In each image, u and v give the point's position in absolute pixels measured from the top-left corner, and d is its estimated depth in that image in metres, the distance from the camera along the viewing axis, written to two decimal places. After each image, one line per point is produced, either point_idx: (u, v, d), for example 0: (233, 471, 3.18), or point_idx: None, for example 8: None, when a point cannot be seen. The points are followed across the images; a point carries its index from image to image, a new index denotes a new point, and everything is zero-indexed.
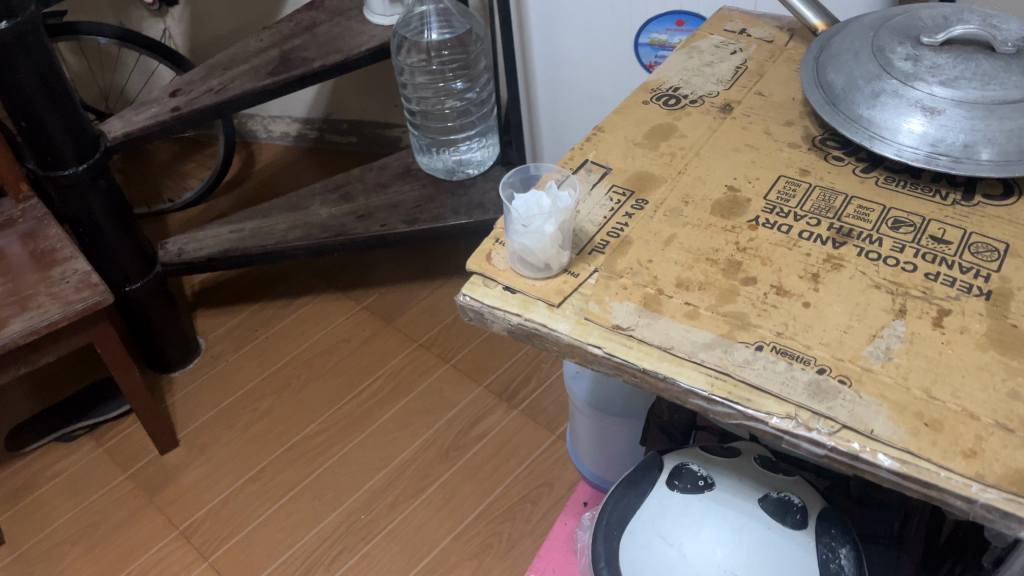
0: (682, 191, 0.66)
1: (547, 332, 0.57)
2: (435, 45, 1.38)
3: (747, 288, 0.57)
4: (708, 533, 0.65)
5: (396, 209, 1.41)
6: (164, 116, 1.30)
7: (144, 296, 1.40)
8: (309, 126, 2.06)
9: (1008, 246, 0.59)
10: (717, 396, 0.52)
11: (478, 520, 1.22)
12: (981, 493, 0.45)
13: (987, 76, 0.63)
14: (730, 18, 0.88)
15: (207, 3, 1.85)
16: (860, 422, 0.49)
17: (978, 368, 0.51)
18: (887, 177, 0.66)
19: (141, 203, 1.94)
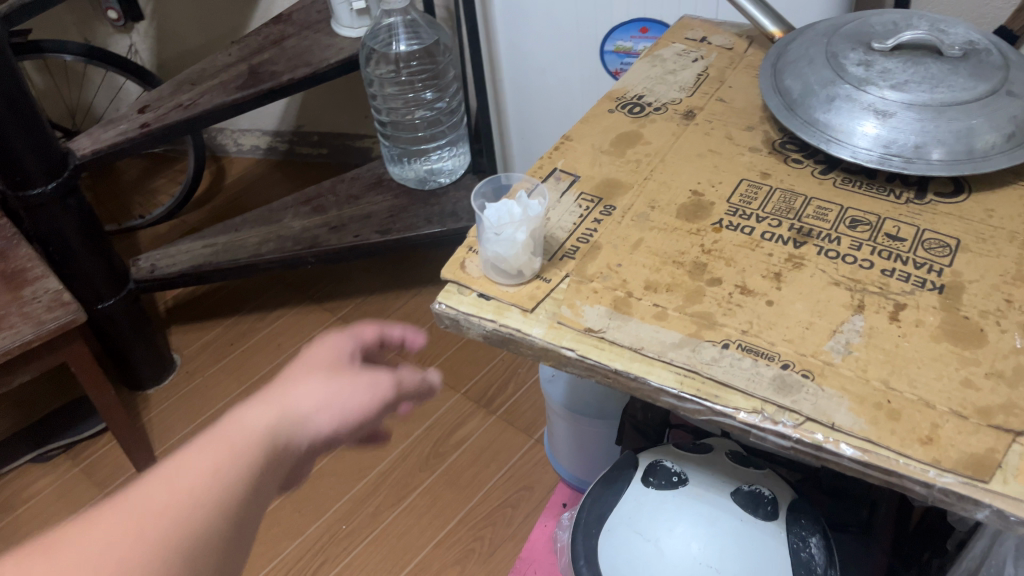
0: (649, 196, 0.68)
1: (521, 336, 0.59)
2: (404, 56, 1.39)
3: (712, 289, 0.60)
4: (683, 527, 0.67)
5: (369, 220, 1.42)
6: (133, 133, 1.30)
7: (116, 313, 1.40)
8: (279, 139, 2.06)
9: (959, 241, 0.62)
10: (686, 393, 0.53)
11: (460, 525, 1.23)
12: (938, 478, 0.48)
13: (935, 79, 0.66)
14: (691, 26, 0.91)
15: (173, 17, 1.85)
16: (823, 414, 0.51)
17: (933, 359, 0.53)
18: (845, 178, 0.69)
19: (112, 220, 1.93)
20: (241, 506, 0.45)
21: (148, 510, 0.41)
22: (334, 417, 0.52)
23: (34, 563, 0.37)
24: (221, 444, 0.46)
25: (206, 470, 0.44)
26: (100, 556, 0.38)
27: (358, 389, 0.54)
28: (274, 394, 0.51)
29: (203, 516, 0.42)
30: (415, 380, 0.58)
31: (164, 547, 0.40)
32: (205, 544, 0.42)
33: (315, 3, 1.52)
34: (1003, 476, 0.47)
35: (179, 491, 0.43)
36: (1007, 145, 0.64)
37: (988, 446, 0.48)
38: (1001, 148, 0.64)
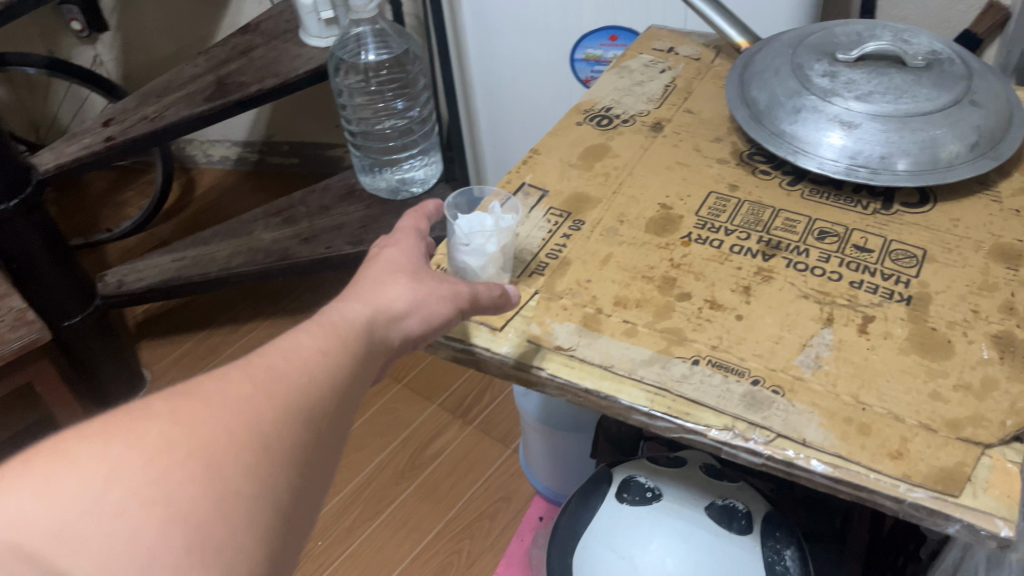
0: (617, 210, 0.68)
1: (491, 356, 0.58)
2: (373, 66, 1.38)
3: (682, 304, 0.59)
4: (657, 544, 0.67)
5: (340, 231, 1.41)
6: (97, 147, 1.27)
7: (84, 330, 1.38)
8: (249, 149, 2.04)
9: (925, 252, 0.62)
10: (657, 411, 0.53)
11: (437, 539, 1.22)
12: (909, 492, 0.47)
13: (899, 89, 0.66)
14: (658, 37, 0.91)
15: (138, 27, 1.82)
16: (794, 430, 0.51)
17: (901, 372, 0.53)
18: (812, 189, 0.69)
19: (78, 234, 1.90)
20: (348, 388, 0.45)
21: (271, 375, 0.42)
22: (419, 320, 0.52)
23: (171, 411, 0.38)
24: (331, 329, 0.47)
25: (319, 349, 0.45)
26: (233, 408, 0.39)
27: (442, 296, 0.54)
28: (368, 291, 0.52)
29: (319, 387, 0.43)
30: (496, 294, 0.57)
31: (287, 411, 0.41)
32: (322, 415, 0.43)
33: (283, 13, 1.50)
34: (973, 490, 0.47)
35: (297, 359, 0.44)
36: (971, 155, 0.65)
37: (957, 460, 0.48)
38: (966, 157, 0.65)
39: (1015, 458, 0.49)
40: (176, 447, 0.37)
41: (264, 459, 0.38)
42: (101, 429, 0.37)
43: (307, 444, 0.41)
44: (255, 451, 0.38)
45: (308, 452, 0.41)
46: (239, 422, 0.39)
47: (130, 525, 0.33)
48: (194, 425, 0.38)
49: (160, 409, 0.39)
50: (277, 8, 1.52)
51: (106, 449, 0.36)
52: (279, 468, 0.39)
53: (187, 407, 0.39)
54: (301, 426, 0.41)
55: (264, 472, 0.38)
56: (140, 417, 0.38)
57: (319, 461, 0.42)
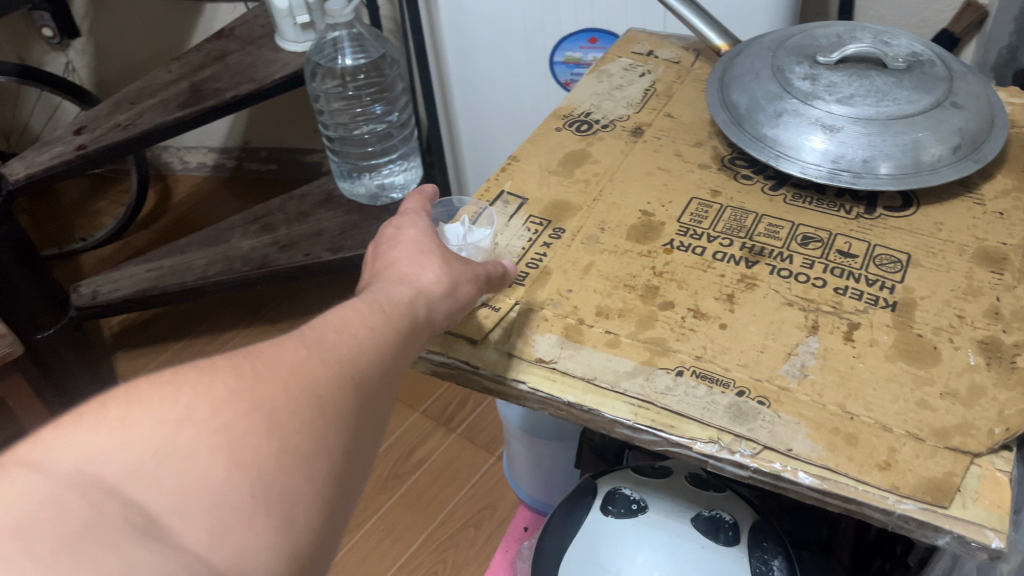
0: (598, 217, 0.66)
1: (471, 370, 0.57)
2: (350, 70, 1.36)
3: (665, 313, 0.58)
4: (644, 557, 0.66)
5: (319, 237, 1.38)
6: (68, 155, 1.24)
7: (57, 342, 1.36)
8: (226, 155, 2.02)
9: (909, 257, 0.61)
10: (641, 425, 0.52)
11: (421, 549, 1.20)
12: (898, 504, 0.47)
13: (880, 92, 0.65)
14: (638, 40, 0.90)
15: (111, 33, 1.79)
16: (780, 442, 0.50)
17: (888, 380, 0.53)
18: (795, 194, 0.68)
19: (52, 244, 1.87)
20: (398, 365, 0.46)
21: (330, 343, 0.43)
22: (454, 302, 0.53)
23: (236, 367, 0.39)
24: (383, 305, 0.48)
25: (371, 324, 0.46)
26: (295, 371, 0.40)
27: (470, 277, 0.54)
28: (408, 269, 0.52)
29: (372, 361, 0.44)
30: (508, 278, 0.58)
31: (341, 380, 0.41)
32: (374, 388, 0.43)
33: (257, 17, 1.48)
34: (962, 500, 0.46)
35: (351, 330, 0.44)
36: (954, 157, 0.64)
37: (946, 470, 0.47)
38: (949, 160, 0.64)
39: (1003, 467, 0.48)
40: (242, 401, 0.37)
41: (319, 426, 0.39)
42: (171, 375, 0.37)
43: (358, 414, 0.42)
44: (312, 416, 0.39)
45: (359, 422, 0.41)
46: (300, 386, 0.39)
47: (198, 475, 0.34)
48: (258, 382, 0.38)
49: (226, 364, 0.39)
50: (252, 12, 1.50)
51: (177, 395, 0.36)
52: (332, 435, 0.39)
53: (252, 364, 0.39)
54: (353, 396, 0.41)
55: (319, 438, 0.38)
56: (208, 369, 0.38)
57: (367, 432, 0.42)
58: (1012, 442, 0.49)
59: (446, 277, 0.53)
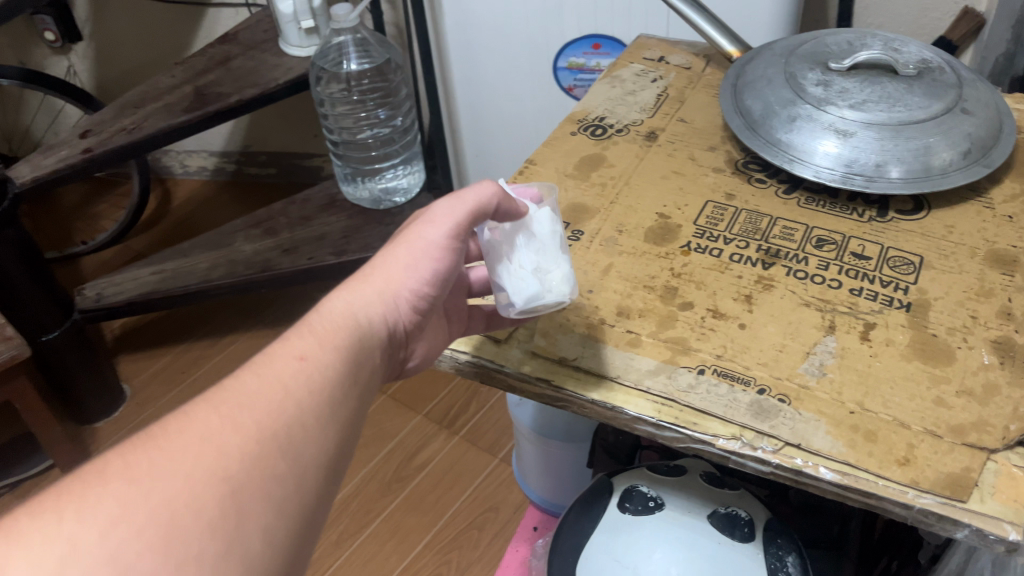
0: (616, 220, 0.68)
1: (496, 369, 0.59)
2: (355, 75, 1.37)
3: (685, 313, 0.59)
4: (660, 554, 0.67)
5: (322, 241, 1.38)
6: (74, 159, 1.24)
7: (61, 347, 1.36)
8: (226, 159, 2.02)
9: (922, 259, 0.62)
10: (664, 422, 0.53)
11: (426, 550, 1.21)
12: (917, 499, 0.48)
13: (892, 98, 0.67)
14: (648, 46, 0.91)
15: (113, 37, 1.79)
16: (802, 439, 0.51)
17: (905, 379, 0.54)
18: (808, 198, 0.69)
19: (52, 247, 1.87)
20: (340, 395, 0.45)
21: (247, 403, 0.41)
22: (408, 281, 0.53)
23: (133, 466, 0.37)
24: (314, 331, 0.47)
25: (300, 354, 0.45)
26: (201, 453, 0.38)
27: (422, 242, 0.54)
28: (355, 279, 0.53)
29: (304, 404, 0.43)
30: (470, 210, 0.56)
31: (254, 453, 0.39)
32: (308, 433, 0.42)
33: (261, 22, 1.48)
34: (980, 495, 0.48)
35: (266, 390, 0.42)
36: (964, 162, 0.66)
37: (963, 466, 0.49)
38: (959, 165, 0.65)
39: (1019, 463, 0.49)
40: (138, 510, 0.35)
41: (237, 503, 0.37)
42: (54, 500, 0.35)
43: (292, 467, 0.40)
44: (229, 496, 0.37)
45: (288, 489, 0.40)
46: (210, 466, 0.38)
47: None
48: (157, 480, 0.36)
49: (119, 466, 0.37)
50: (255, 17, 1.50)
51: (59, 524, 0.34)
52: (255, 507, 0.38)
53: (152, 456, 0.37)
54: (279, 452, 0.40)
55: (240, 514, 0.37)
56: (101, 476, 0.36)
57: (311, 481, 0.41)
58: None
59: (392, 270, 0.53)
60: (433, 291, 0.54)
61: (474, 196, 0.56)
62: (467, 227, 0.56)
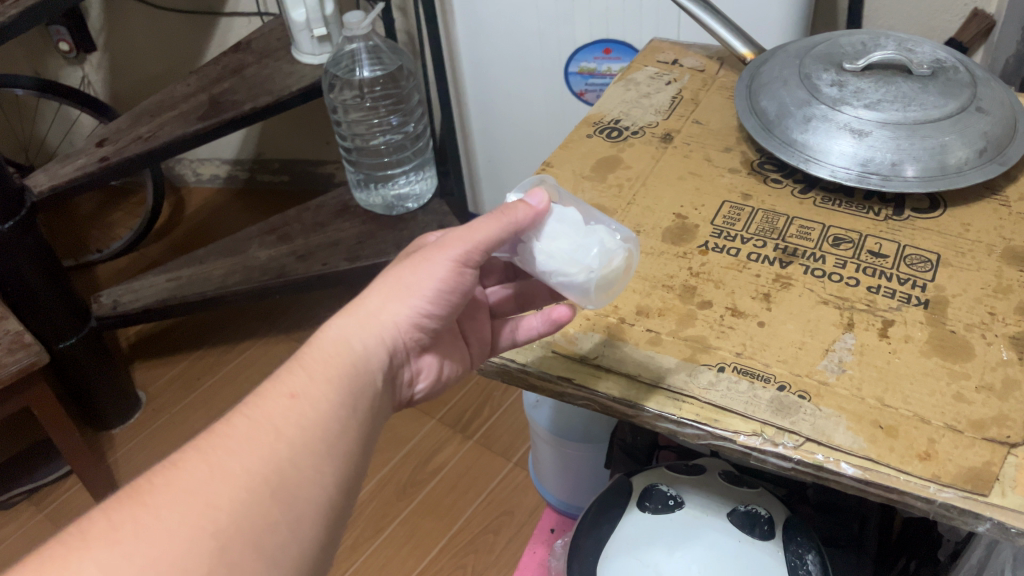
0: (633, 221, 0.68)
1: (517, 367, 0.60)
2: (367, 82, 1.36)
3: (704, 312, 0.60)
4: (683, 550, 0.68)
5: (336, 247, 1.38)
6: (91, 167, 1.25)
7: (79, 353, 1.36)
8: (238, 167, 2.03)
9: (939, 256, 0.63)
10: (686, 419, 0.54)
11: (442, 554, 1.22)
12: (938, 493, 0.48)
13: (907, 98, 0.67)
14: (661, 49, 0.92)
15: (127, 47, 1.81)
16: (823, 434, 0.51)
17: (924, 374, 0.54)
18: (824, 197, 0.70)
19: (68, 255, 1.88)
20: (337, 428, 0.47)
21: (235, 450, 0.43)
22: (416, 297, 0.53)
23: (117, 528, 0.39)
24: (305, 364, 0.49)
25: (291, 391, 0.47)
26: (186, 512, 0.40)
27: (422, 269, 0.54)
28: (356, 301, 0.54)
29: (295, 445, 0.45)
30: (505, 229, 0.54)
31: (239, 507, 0.41)
32: (302, 473, 0.44)
33: (274, 31, 1.49)
34: (1002, 488, 0.48)
35: (257, 437, 0.44)
36: (979, 160, 0.66)
37: (984, 460, 0.49)
38: (974, 163, 0.66)
39: None
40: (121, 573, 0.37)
41: (225, 557, 0.40)
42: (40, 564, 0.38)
43: (286, 512, 0.43)
44: (217, 551, 0.40)
45: (277, 537, 0.42)
46: (198, 524, 0.40)
47: None
48: (141, 540, 0.39)
49: (104, 526, 0.39)
50: (268, 26, 1.51)
51: None
52: (245, 557, 0.40)
53: (138, 515, 0.40)
54: (272, 499, 0.43)
55: (229, 566, 0.40)
56: (85, 541, 0.38)
57: (311, 521, 0.44)
58: None
59: (398, 288, 0.53)
60: (441, 310, 0.54)
61: (515, 215, 0.55)
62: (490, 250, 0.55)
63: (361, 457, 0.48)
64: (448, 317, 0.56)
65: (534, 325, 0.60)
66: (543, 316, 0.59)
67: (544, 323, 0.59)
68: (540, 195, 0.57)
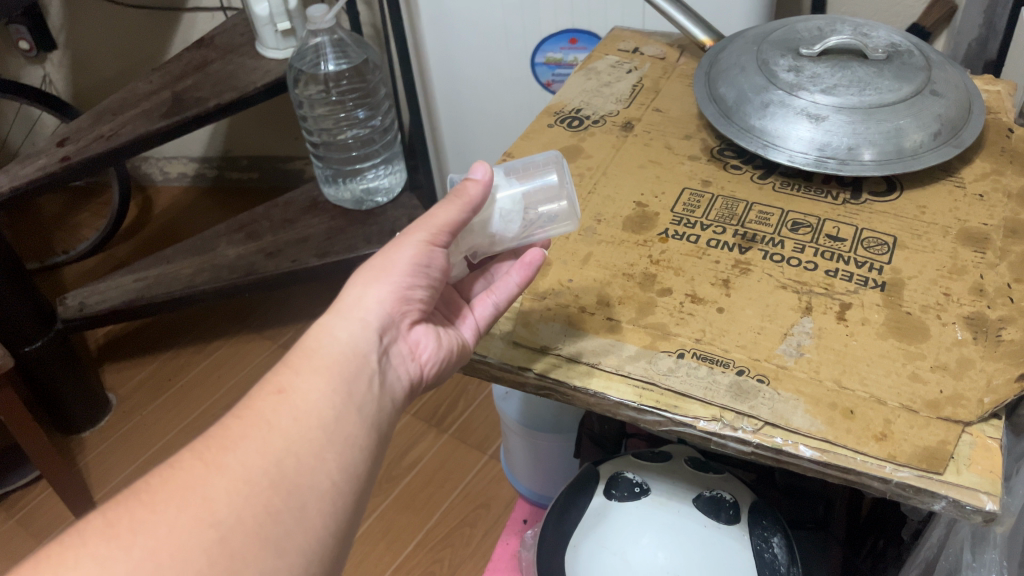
0: (594, 210, 0.68)
1: (479, 359, 0.60)
2: (333, 76, 1.34)
3: (664, 299, 0.60)
4: (648, 538, 0.69)
5: (306, 243, 1.37)
6: (52, 167, 1.22)
7: (45, 356, 1.34)
8: (206, 165, 2.01)
9: (896, 239, 0.63)
10: (645, 406, 0.54)
11: (419, 548, 1.21)
12: (895, 473, 0.49)
13: (862, 82, 0.67)
14: (623, 38, 0.92)
15: (89, 45, 1.77)
16: (781, 418, 0.52)
17: (881, 357, 0.55)
18: (783, 182, 0.70)
19: (33, 257, 1.84)
20: (333, 416, 0.47)
21: (229, 446, 0.44)
22: (391, 272, 0.54)
23: (113, 524, 0.40)
24: (290, 362, 0.49)
25: (281, 387, 0.47)
26: (181, 506, 0.41)
27: (394, 253, 0.55)
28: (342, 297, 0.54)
29: (290, 434, 0.45)
30: (462, 208, 0.56)
31: (236, 498, 0.42)
32: (301, 461, 0.44)
33: (237, 26, 1.47)
34: (956, 466, 0.48)
35: (249, 432, 0.45)
36: (934, 143, 0.67)
37: (939, 439, 0.49)
38: (930, 146, 0.66)
39: (994, 435, 0.50)
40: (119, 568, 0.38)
41: (226, 546, 0.40)
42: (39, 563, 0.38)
43: (287, 500, 0.43)
44: (217, 542, 0.40)
45: (279, 525, 0.42)
46: (197, 517, 0.40)
47: None
48: (138, 533, 0.39)
49: (100, 523, 0.40)
50: (231, 21, 1.49)
51: None
52: (248, 545, 0.41)
53: (135, 511, 0.40)
54: (273, 488, 0.43)
55: (230, 556, 0.40)
56: (81, 538, 0.39)
57: (315, 509, 0.44)
58: (1000, 410, 0.51)
59: (374, 271, 0.54)
60: (418, 283, 0.55)
61: (468, 194, 0.56)
62: (455, 231, 0.57)
63: (368, 443, 0.48)
64: (429, 291, 0.56)
65: (509, 279, 0.59)
66: (517, 266, 0.59)
67: (520, 271, 0.59)
68: (480, 165, 0.58)
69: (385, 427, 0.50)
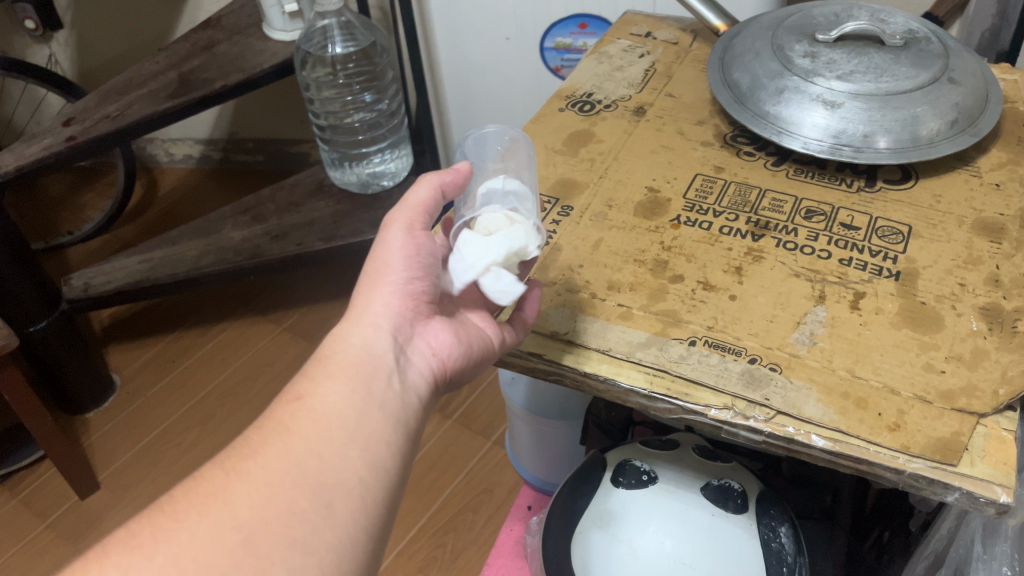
0: (605, 195, 0.67)
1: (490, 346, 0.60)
2: (340, 59, 1.32)
3: (676, 286, 0.59)
4: (654, 526, 0.69)
5: (311, 227, 1.37)
6: (58, 147, 1.21)
7: (50, 336, 1.33)
8: (211, 147, 2.00)
9: (911, 228, 0.63)
10: (657, 393, 0.53)
11: (421, 533, 1.21)
12: (908, 463, 0.48)
13: (879, 69, 0.67)
14: (635, 21, 0.91)
15: (95, 25, 1.76)
16: (793, 407, 0.51)
17: (894, 346, 0.54)
18: (796, 169, 0.70)
19: (38, 237, 1.84)
20: (354, 415, 0.47)
21: (249, 454, 0.44)
22: (389, 271, 0.55)
23: (138, 535, 0.40)
24: (307, 372, 0.50)
25: (298, 395, 0.48)
26: (204, 511, 0.41)
27: (387, 250, 0.56)
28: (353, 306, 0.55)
29: (310, 436, 0.45)
30: (433, 189, 0.58)
31: (257, 500, 0.42)
32: (324, 461, 0.44)
33: (244, 7, 1.46)
34: (971, 458, 0.48)
35: (269, 438, 0.45)
36: (951, 132, 0.66)
37: (954, 430, 0.49)
38: (946, 134, 0.65)
39: (1008, 427, 0.49)
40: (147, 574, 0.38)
41: (252, 547, 0.40)
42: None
43: (313, 499, 0.43)
44: (241, 543, 0.40)
45: (305, 523, 0.42)
46: (220, 522, 0.41)
47: None
48: (161, 542, 0.40)
49: (125, 535, 0.40)
50: (238, 1, 1.48)
51: None
52: (273, 544, 0.40)
53: (158, 521, 0.41)
54: (296, 488, 0.43)
55: (255, 556, 0.40)
56: (104, 551, 0.39)
57: (342, 506, 0.43)
58: (1015, 403, 0.51)
59: (374, 274, 0.56)
60: (421, 278, 0.56)
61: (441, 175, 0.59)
62: (431, 216, 0.59)
63: (393, 440, 0.48)
64: (435, 287, 0.57)
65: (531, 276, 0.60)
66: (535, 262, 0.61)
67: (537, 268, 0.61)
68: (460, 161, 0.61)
69: (410, 423, 0.50)
